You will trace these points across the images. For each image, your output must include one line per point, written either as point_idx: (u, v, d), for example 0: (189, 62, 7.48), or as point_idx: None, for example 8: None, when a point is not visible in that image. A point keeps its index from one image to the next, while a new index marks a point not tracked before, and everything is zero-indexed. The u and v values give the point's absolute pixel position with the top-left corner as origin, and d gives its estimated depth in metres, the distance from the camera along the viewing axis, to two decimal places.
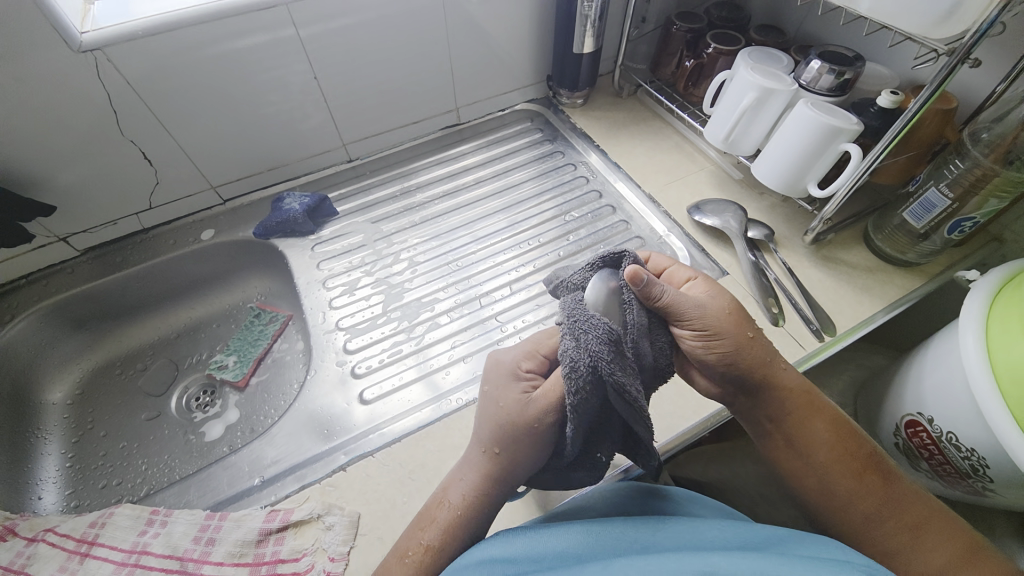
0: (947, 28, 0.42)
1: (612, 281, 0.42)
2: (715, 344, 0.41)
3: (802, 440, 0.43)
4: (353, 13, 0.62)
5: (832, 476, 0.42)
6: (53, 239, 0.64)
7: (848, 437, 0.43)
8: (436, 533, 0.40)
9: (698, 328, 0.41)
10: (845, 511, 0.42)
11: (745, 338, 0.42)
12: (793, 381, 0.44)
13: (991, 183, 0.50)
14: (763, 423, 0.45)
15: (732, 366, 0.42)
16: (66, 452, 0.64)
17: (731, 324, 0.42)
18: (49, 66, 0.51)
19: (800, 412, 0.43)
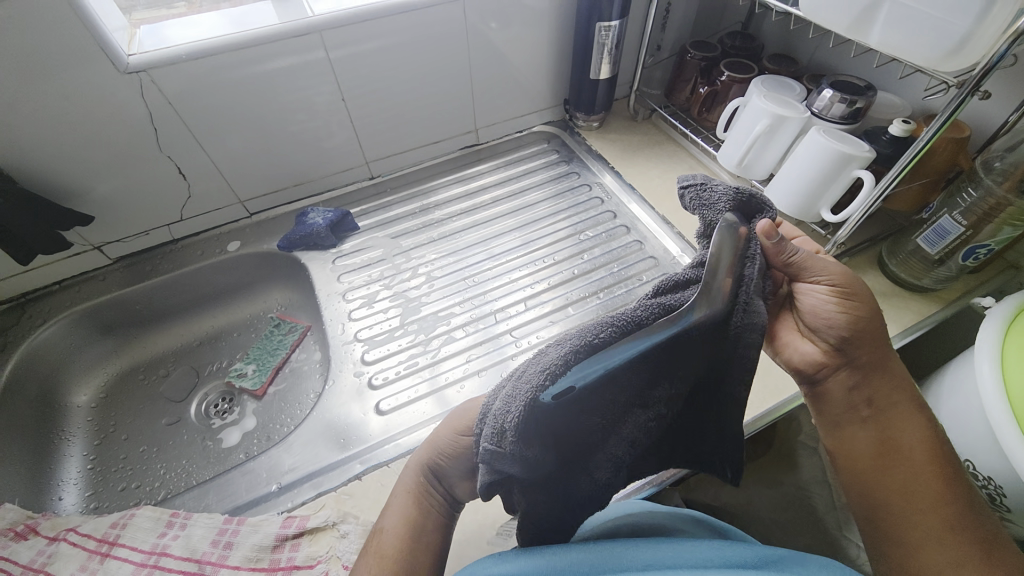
0: (957, 61, 0.43)
1: (742, 227, 0.35)
2: (849, 304, 0.44)
3: (890, 437, 0.43)
4: (379, 38, 0.66)
5: (911, 478, 0.41)
6: (88, 248, 0.67)
7: (947, 453, 0.42)
8: (391, 518, 0.42)
9: (839, 283, 0.43)
10: (916, 516, 0.40)
11: (877, 312, 0.44)
12: (905, 378, 0.44)
13: (1006, 211, 0.51)
14: (860, 407, 0.44)
15: (856, 330, 0.43)
16: (88, 454, 0.66)
17: (868, 293, 0.44)
18: (96, 84, 0.55)
19: (901, 407, 0.44)
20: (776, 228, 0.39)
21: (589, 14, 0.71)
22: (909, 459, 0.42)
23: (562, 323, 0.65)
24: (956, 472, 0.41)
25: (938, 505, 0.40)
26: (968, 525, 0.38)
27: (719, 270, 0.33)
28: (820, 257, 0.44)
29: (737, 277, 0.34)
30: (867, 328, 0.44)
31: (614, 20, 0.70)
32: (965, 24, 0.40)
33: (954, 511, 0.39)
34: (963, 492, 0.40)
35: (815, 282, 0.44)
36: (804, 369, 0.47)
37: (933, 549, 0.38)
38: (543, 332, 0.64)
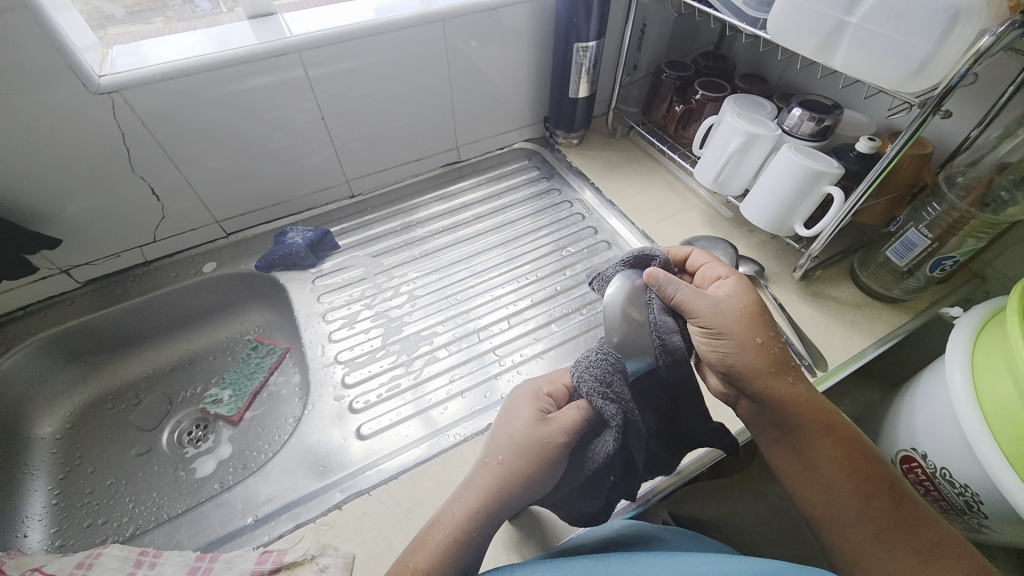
0: (919, 82, 0.44)
1: (635, 280, 0.46)
2: (718, 343, 0.43)
3: (809, 453, 0.43)
4: (359, 57, 0.66)
5: (839, 493, 0.42)
6: (55, 271, 0.65)
7: (863, 457, 0.43)
8: (427, 556, 0.38)
9: (705, 325, 0.43)
10: (850, 529, 0.41)
11: (754, 345, 0.42)
12: (805, 394, 0.43)
13: (969, 224, 0.53)
14: (769, 431, 0.44)
15: (730, 367, 0.43)
16: (53, 489, 0.62)
17: (742, 329, 0.43)
18: (66, 105, 0.53)
19: (811, 427, 0.43)
20: (659, 274, 0.45)
21: (568, 34, 0.72)
22: (831, 475, 0.42)
23: (545, 340, 0.64)
24: (875, 479, 0.42)
25: (867, 517, 0.41)
26: (903, 534, 0.40)
27: (624, 328, 0.44)
28: (688, 300, 0.44)
29: (647, 324, 0.44)
30: (739, 364, 0.42)
31: (592, 40, 0.71)
32: (925, 46, 0.42)
33: (884, 520, 0.41)
34: (887, 497, 0.42)
35: (690, 323, 0.44)
36: (720, 397, 0.48)
37: (868, 561, 0.40)
38: (527, 350, 0.63)
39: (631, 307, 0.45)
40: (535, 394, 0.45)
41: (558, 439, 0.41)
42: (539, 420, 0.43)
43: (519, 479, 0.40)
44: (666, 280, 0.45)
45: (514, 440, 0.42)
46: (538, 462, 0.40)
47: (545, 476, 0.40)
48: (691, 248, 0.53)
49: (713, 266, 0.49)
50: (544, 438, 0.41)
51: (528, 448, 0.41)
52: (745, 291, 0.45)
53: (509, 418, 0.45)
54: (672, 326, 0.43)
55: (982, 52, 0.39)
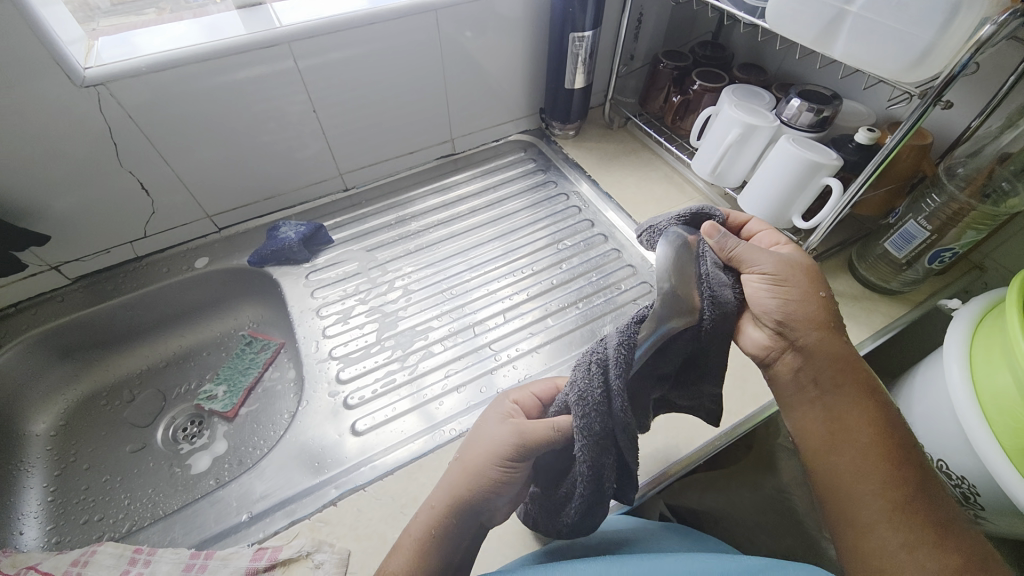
0: (919, 72, 0.44)
1: (690, 236, 0.43)
2: (782, 289, 0.42)
3: (840, 417, 0.42)
4: (353, 47, 0.65)
5: (865, 458, 0.41)
6: (45, 268, 0.64)
7: (892, 428, 0.42)
8: (402, 560, 0.38)
9: (770, 272, 0.43)
10: (870, 497, 0.40)
11: (815, 296, 0.44)
12: (847, 355, 0.43)
13: (969, 216, 0.52)
14: (807, 387, 0.43)
15: (789, 314, 0.42)
16: (49, 486, 0.62)
17: (803, 280, 0.44)
18: (50, 98, 0.52)
19: (846, 385, 0.43)
20: (717, 230, 0.44)
21: (564, 24, 0.71)
22: (860, 440, 0.41)
23: (542, 335, 0.64)
24: (904, 450, 0.41)
25: (890, 486, 0.40)
26: (923, 507, 0.39)
27: (676, 282, 0.38)
28: (750, 251, 0.43)
29: (698, 277, 0.39)
30: (800, 312, 0.43)
31: (588, 30, 0.70)
32: (926, 36, 0.41)
33: (908, 491, 0.39)
34: (915, 470, 0.40)
35: (749, 272, 0.44)
36: (752, 357, 0.46)
37: (885, 530, 0.38)
38: (523, 344, 0.63)
39: (684, 256, 0.41)
40: (503, 401, 0.46)
41: (508, 438, 0.40)
42: (503, 421, 0.43)
43: (471, 475, 0.40)
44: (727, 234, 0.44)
45: (478, 440, 0.43)
46: (486, 457, 0.40)
47: (498, 475, 0.40)
48: (750, 215, 0.52)
49: (769, 235, 0.50)
50: (497, 437, 0.41)
51: (482, 447, 0.41)
52: (802, 253, 0.47)
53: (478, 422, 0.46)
54: (722, 281, 0.40)
55: (983, 41, 0.39)
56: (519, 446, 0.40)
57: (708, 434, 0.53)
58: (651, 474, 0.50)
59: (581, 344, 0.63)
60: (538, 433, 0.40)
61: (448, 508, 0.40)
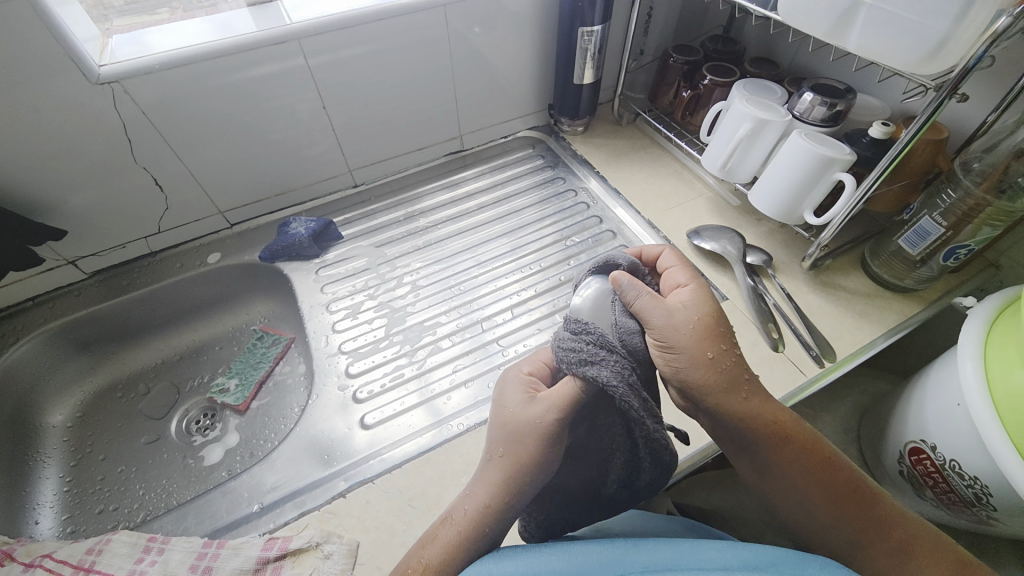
0: (935, 64, 0.43)
1: (603, 284, 0.43)
2: (671, 357, 0.39)
3: (773, 471, 0.41)
4: (362, 44, 0.65)
5: (809, 504, 0.41)
6: (62, 262, 0.65)
7: (823, 462, 0.41)
8: (436, 551, 0.37)
9: (658, 338, 0.39)
10: (827, 536, 0.40)
11: (705, 360, 0.39)
12: (757, 407, 0.40)
13: (984, 212, 0.51)
14: (732, 445, 0.43)
15: (684, 383, 0.39)
16: (65, 476, 0.64)
17: (697, 343, 0.39)
18: (66, 96, 0.53)
19: (768, 440, 0.40)
20: (621, 279, 0.41)
21: (572, 18, 0.70)
22: (797, 486, 0.41)
23: (549, 331, 0.64)
24: (841, 483, 0.41)
25: (838, 524, 0.40)
26: (879, 539, 0.39)
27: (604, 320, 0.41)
28: (645, 311, 0.40)
29: (609, 326, 0.41)
30: (693, 382, 0.39)
31: (597, 25, 0.70)
32: (942, 26, 0.40)
33: (858, 525, 0.40)
34: (858, 500, 0.41)
35: (645, 334, 0.41)
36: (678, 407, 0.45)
37: (851, 567, 0.39)
38: (531, 340, 0.63)
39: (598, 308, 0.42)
40: (519, 377, 0.44)
41: (549, 416, 0.39)
42: (529, 402, 0.41)
43: (524, 461, 0.38)
44: (631, 284, 0.41)
45: (512, 426, 0.40)
46: (538, 442, 0.38)
47: (551, 456, 0.39)
48: (663, 247, 0.49)
49: (676, 274, 0.45)
50: (537, 420, 0.39)
51: (522, 429, 0.39)
52: (702, 299, 0.41)
53: (499, 405, 0.43)
54: (633, 327, 0.40)
55: (999, 33, 0.38)
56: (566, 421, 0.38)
57: None
58: None
59: None
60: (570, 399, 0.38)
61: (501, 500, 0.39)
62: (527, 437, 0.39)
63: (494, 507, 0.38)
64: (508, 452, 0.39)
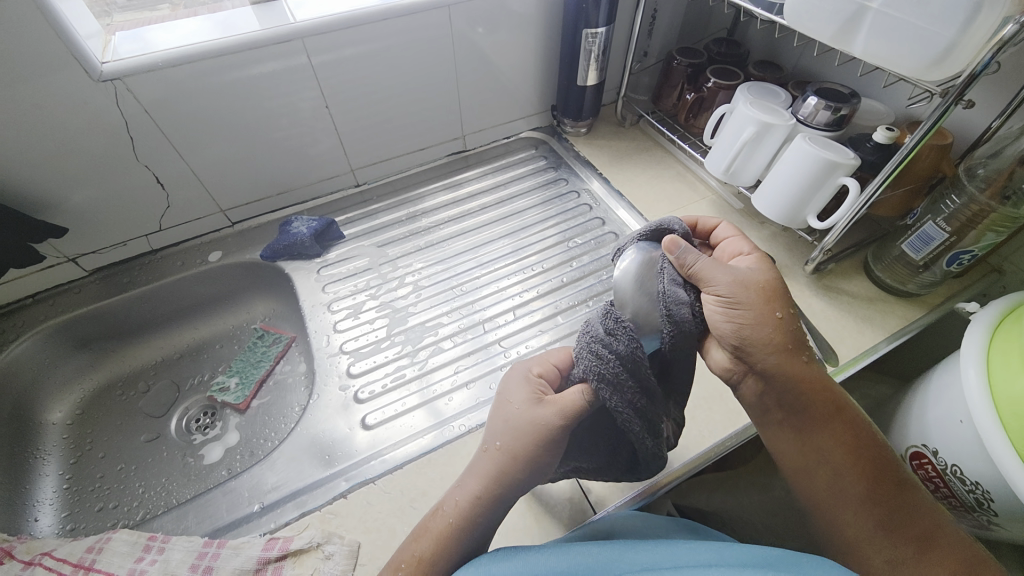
0: (941, 70, 0.43)
1: (652, 252, 0.44)
2: (735, 312, 0.39)
3: (815, 442, 0.41)
4: (365, 43, 0.65)
5: (843, 479, 0.40)
6: (63, 259, 0.65)
7: (863, 442, 0.41)
8: (429, 544, 0.38)
9: (724, 293, 0.40)
10: (850, 514, 0.40)
11: (772, 318, 0.39)
12: (811, 373, 0.40)
13: (989, 218, 0.51)
14: (774, 411, 0.41)
15: (745, 338, 0.39)
16: (65, 473, 0.63)
17: (761, 300, 0.40)
18: (69, 92, 0.53)
19: (814, 407, 0.40)
20: (677, 244, 0.42)
21: (576, 20, 0.70)
22: (834, 461, 0.40)
23: (551, 332, 0.64)
24: (879, 465, 0.41)
25: (866, 503, 0.40)
26: (902, 522, 0.39)
27: (636, 308, 0.41)
28: (707, 270, 0.41)
29: (655, 297, 0.41)
30: (753, 337, 0.39)
31: (601, 26, 0.70)
32: (949, 33, 0.40)
33: (886, 507, 0.39)
34: (891, 482, 0.40)
35: (706, 292, 0.41)
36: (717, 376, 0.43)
37: (870, 548, 0.39)
38: (533, 341, 0.63)
39: (640, 282, 0.43)
40: (528, 377, 0.44)
41: (548, 420, 0.39)
42: (533, 402, 0.41)
43: (518, 458, 0.39)
44: (688, 249, 0.42)
45: (511, 423, 0.41)
46: (534, 441, 0.39)
47: (544, 457, 0.39)
48: (719, 220, 0.50)
49: (735, 244, 0.46)
50: (537, 421, 0.39)
51: (520, 428, 0.40)
52: (765, 266, 0.42)
53: (502, 402, 0.43)
54: (681, 298, 0.40)
55: (1006, 40, 0.38)
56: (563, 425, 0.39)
57: (719, 434, 0.53)
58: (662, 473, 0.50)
59: None
60: (577, 407, 0.39)
61: (490, 495, 0.39)
62: (522, 435, 0.39)
63: (484, 499, 0.39)
64: (502, 446, 0.40)
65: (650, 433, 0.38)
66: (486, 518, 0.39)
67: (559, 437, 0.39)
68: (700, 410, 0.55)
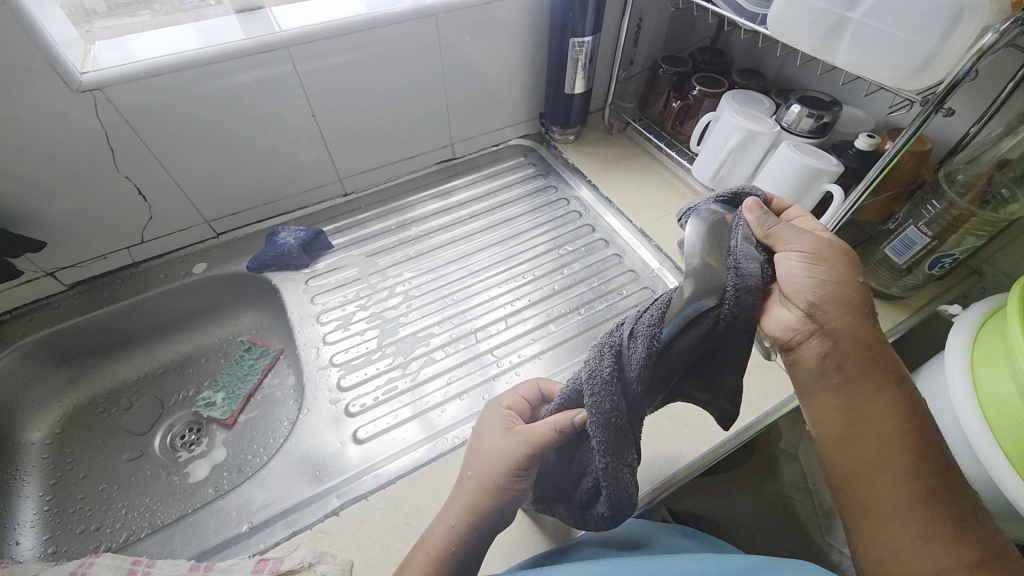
0: (920, 80, 0.44)
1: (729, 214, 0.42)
2: (818, 268, 0.39)
3: (867, 410, 0.39)
4: (351, 51, 0.64)
5: (889, 449, 0.38)
6: (41, 274, 0.63)
7: (915, 416, 0.39)
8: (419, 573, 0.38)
9: (807, 250, 0.39)
10: (889, 486, 0.37)
11: (853, 281, 0.39)
12: (873, 339, 0.39)
13: (968, 222, 0.53)
14: (831, 373, 0.39)
15: (821, 294, 0.38)
16: (44, 495, 0.61)
17: (841, 263, 0.40)
18: (47, 103, 0.52)
19: (870, 374, 0.39)
20: (758, 207, 0.42)
21: (564, 29, 0.71)
22: (882, 432, 0.38)
23: (544, 341, 0.64)
24: (930, 442, 0.38)
25: (909, 478, 0.37)
26: (944, 499, 0.37)
27: (704, 256, 0.37)
28: (788, 231, 0.40)
29: (725, 249, 0.38)
30: (828, 293, 0.38)
31: (588, 35, 0.70)
32: (928, 44, 0.41)
33: (931, 482, 0.37)
34: (940, 460, 0.38)
35: (784, 250, 0.40)
36: (775, 340, 0.41)
37: (900, 522, 0.37)
38: (525, 350, 0.63)
39: (714, 235, 0.39)
40: (497, 410, 0.46)
41: (517, 449, 0.40)
42: (504, 432, 0.43)
43: (488, 488, 0.40)
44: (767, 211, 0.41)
45: (483, 453, 0.42)
46: (500, 471, 0.40)
47: (517, 488, 0.40)
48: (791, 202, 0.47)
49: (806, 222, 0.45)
50: (506, 450, 0.41)
51: (492, 460, 0.41)
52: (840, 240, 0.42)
53: (477, 434, 0.45)
54: (751, 255, 0.38)
55: (985, 49, 0.38)
56: (530, 456, 0.40)
57: (711, 440, 0.53)
58: (656, 482, 0.50)
59: (584, 350, 0.63)
60: (545, 439, 0.39)
61: (464, 526, 0.40)
62: (489, 466, 0.41)
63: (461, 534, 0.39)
64: (472, 477, 0.41)
65: (621, 459, 0.36)
66: (462, 555, 0.39)
67: (529, 468, 0.40)
68: (692, 417, 0.55)
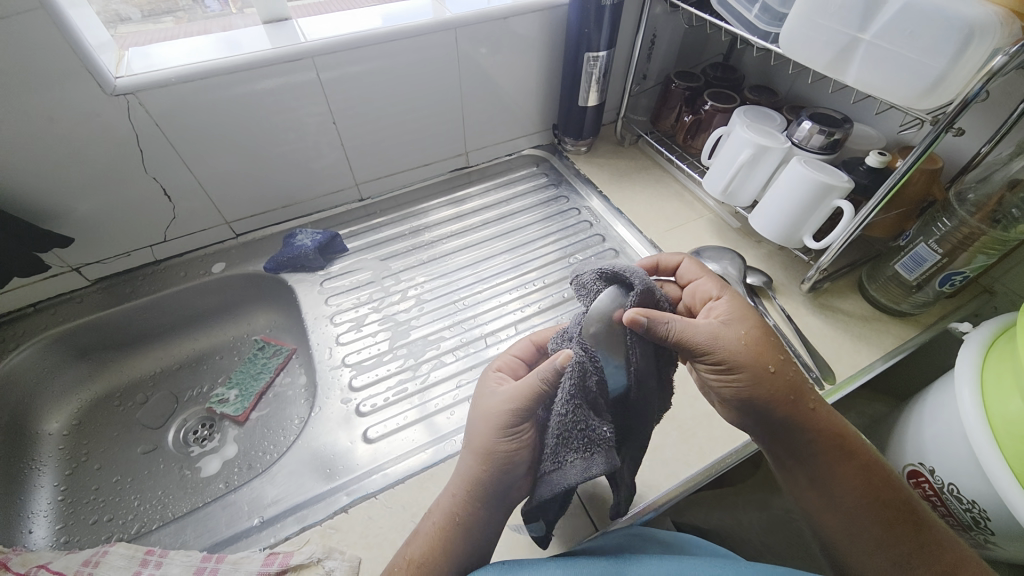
0: (931, 99, 0.44)
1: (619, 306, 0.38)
2: (730, 377, 0.41)
3: (831, 483, 0.43)
4: (370, 61, 0.66)
5: (855, 518, 0.42)
6: (66, 269, 0.65)
7: (881, 484, 0.42)
8: (421, 547, 0.40)
9: (712, 361, 0.41)
10: (873, 554, 0.40)
11: (766, 374, 0.41)
12: (822, 419, 0.43)
13: (979, 240, 0.53)
14: (788, 456, 0.44)
15: (740, 398, 0.42)
16: (59, 485, 0.63)
17: (750, 358, 0.41)
18: (81, 105, 0.54)
19: (826, 451, 0.43)
20: (640, 321, 0.36)
21: (579, 44, 0.72)
22: (850, 501, 0.42)
23: None
24: (899, 508, 0.42)
25: (886, 544, 0.40)
26: (925, 558, 0.39)
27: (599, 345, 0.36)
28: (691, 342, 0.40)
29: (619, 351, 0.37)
30: (751, 394, 0.41)
31: (603, 50, 0.72)
32: (939, 65, 0.42)
33: (903, 547, 0.40)
34: (906, 522, 0.41)
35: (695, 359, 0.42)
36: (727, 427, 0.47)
37: None
38: None
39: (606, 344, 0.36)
40: (488, 373, 0.47)
41: (505, 406, 0.41)
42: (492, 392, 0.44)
43: (482, 452, 0.40)
44: (653, 320, 0.37)
45: (476, 414, 0.43)
46: (494, 430, 0.40)
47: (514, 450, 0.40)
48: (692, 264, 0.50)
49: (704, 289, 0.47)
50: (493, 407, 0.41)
51: (481, 422, 0.42)
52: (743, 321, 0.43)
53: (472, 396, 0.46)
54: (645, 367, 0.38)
55: (995, 71, 0.39)
56: (515, 412, 0.40)
57: (717, 451, 0.53)
58: (662, 490, 0.50)
59: None
60: (531, 391, 0.39)
61: (466, 494, 0.41)
62: (484, 430, 0.41)
63: (465, 501, 0.40)
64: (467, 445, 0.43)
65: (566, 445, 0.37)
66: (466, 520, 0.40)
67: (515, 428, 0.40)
68: (700, 427, 0.55)
